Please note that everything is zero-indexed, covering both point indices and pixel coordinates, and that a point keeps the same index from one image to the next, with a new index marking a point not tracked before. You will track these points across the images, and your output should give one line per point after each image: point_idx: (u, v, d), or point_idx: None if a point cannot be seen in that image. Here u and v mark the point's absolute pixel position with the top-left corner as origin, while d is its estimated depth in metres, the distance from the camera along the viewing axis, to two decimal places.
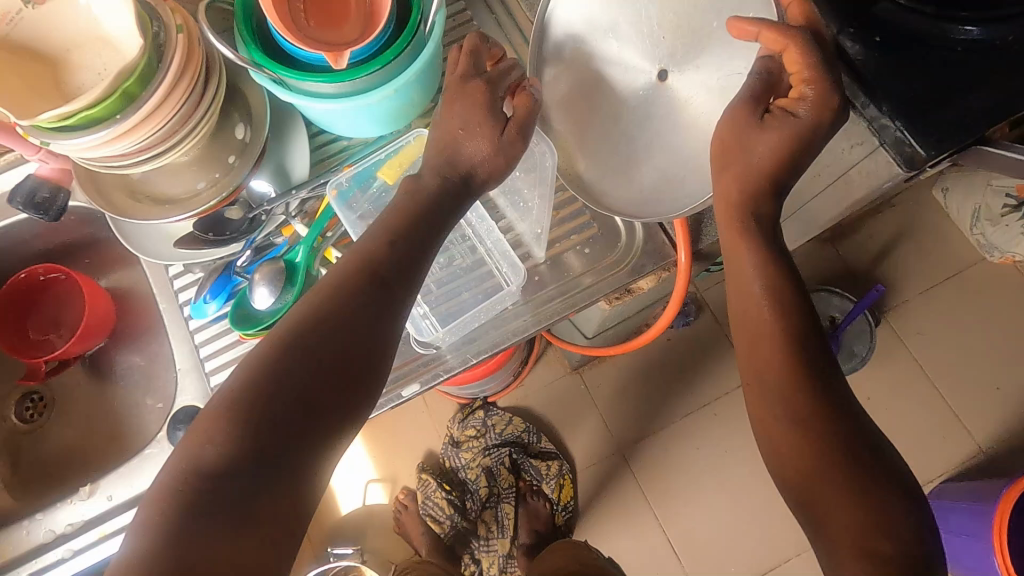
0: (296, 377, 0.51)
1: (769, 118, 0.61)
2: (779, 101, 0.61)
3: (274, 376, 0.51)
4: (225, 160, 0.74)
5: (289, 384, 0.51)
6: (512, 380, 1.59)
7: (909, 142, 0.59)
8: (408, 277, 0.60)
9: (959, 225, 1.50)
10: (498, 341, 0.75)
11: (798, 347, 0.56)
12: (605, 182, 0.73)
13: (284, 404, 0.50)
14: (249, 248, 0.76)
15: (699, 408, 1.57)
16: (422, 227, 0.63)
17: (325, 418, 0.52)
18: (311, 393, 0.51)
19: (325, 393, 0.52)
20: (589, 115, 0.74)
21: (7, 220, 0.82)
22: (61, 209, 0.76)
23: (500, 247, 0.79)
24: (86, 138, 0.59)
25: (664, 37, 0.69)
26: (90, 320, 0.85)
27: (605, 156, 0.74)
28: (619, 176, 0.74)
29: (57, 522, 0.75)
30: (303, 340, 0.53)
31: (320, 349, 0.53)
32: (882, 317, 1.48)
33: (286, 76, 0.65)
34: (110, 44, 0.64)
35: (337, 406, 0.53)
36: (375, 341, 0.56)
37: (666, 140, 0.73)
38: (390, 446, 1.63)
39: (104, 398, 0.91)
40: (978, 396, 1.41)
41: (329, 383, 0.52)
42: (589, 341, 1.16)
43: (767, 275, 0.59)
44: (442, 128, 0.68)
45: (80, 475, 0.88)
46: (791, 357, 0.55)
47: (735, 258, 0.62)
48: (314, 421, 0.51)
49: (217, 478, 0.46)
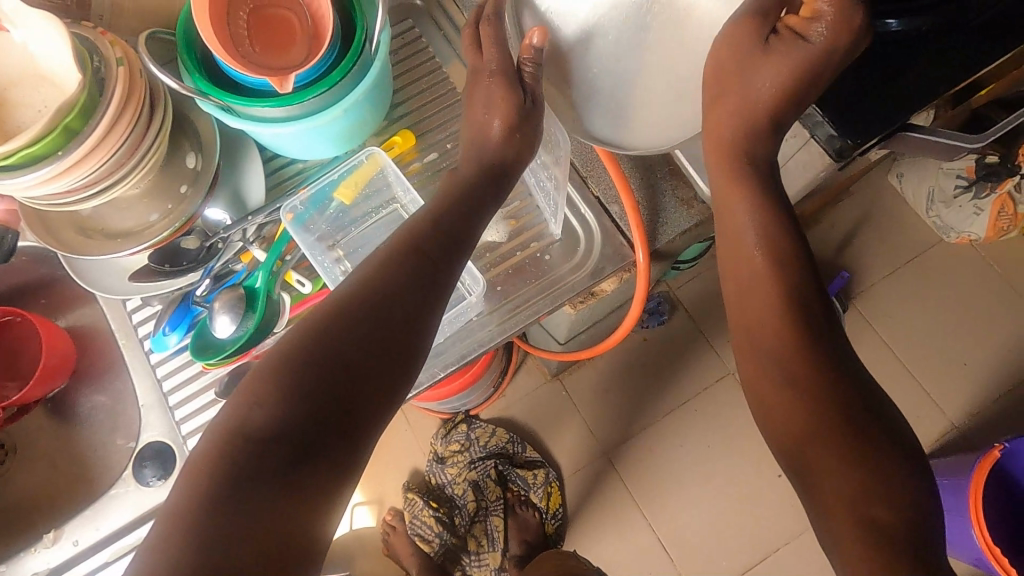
0: (315, 380, 0.51)
1: (775, 40, 0.62)
2: (790, 19, 0.63)
3: (298, 382, 0.50)
4: (177, 189, 0.73)
5: (303, 389, 0.50)
6: (493, 391, 1.59)
7: (835, 136, 0.62)
8: (441, 276, 0.60)
9: (915, 209, 1.55)
10: (464, 353, 0.75)
11: (802, 315, 0.57)
12: (595, 109, 0.71)
13: (297, 412, 0.49)
14: (207, 276, 0.75)
15: (679, 405, 1.58)
16: (452, 226, 0.63)
17: (342, 424, 0.51)
18: (342, 395, 0.51)
19: (345, 398, 0.52)
20: (582, 48, 0.70)
21: None
22: (12, 249, 0.74)
23: None
24: (29, 176, 0.58)
25: None
26: (49, 361, 0.84)
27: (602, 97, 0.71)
28: (609, 99, 0.70)
29: (24, 571, 0.73)
30: (334, 336, 0.53)
31: (354, 350, 0.53)
32: (849, 303, 1.52)
33: (233, 103, 0.65)
34: (48, 80, 0.63)
35: (358, 408, 0.52)
36: (409, 341, 0.56)
37: (661, 55, 0.69)
38: (375, 468, 1.61)
39: (69, 441, 0.89)
40: (946, 373, 1.45)
41: (360, 384, 0.53)
42: (563, 346, 1.16)
43: (764, 241, 0.60)
44: (473, 123, 0.72)
45: (46, 522, 0.85)
46: (780, 336, 0.56)
47: (730, 226, 0.63)
48: (344, 422, 0.51)
49: (246, 483, 0.46)
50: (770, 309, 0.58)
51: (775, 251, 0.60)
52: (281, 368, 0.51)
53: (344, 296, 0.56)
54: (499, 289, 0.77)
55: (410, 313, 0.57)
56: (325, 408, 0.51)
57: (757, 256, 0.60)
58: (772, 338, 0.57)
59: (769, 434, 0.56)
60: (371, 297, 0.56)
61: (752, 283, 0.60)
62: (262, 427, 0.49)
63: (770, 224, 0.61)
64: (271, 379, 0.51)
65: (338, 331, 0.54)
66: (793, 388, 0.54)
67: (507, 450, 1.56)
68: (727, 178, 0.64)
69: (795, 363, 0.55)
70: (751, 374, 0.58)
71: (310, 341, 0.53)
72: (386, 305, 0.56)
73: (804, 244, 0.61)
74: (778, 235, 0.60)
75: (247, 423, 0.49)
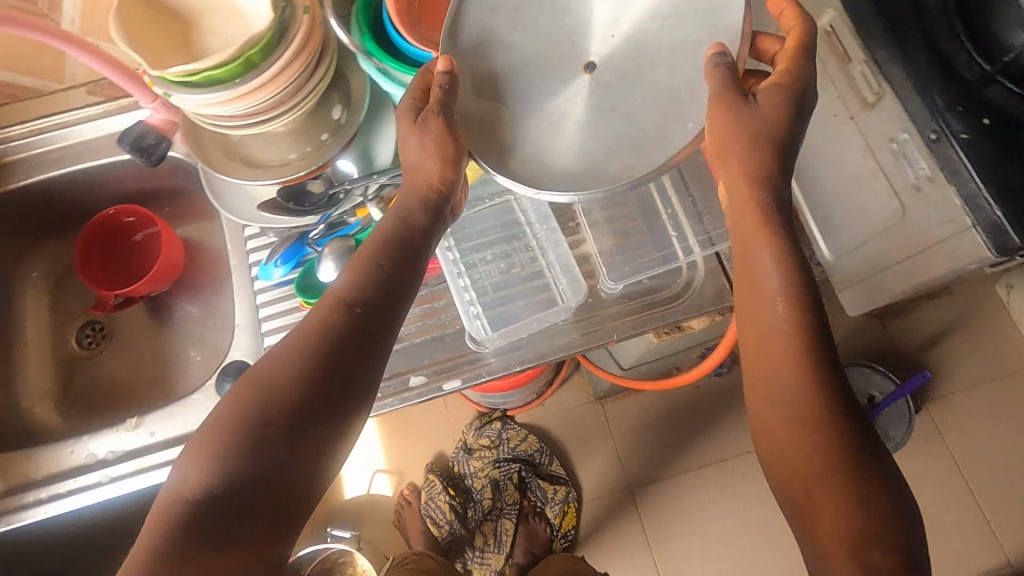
0: (252, 455, 0.47)
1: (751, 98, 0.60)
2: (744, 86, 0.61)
3: (216, 461, 0.47)
4: (318, 135, 0.78)
5: (245, 463, 0.47)
6: (534, 398, 1.59)
7: (1007, 230, 0.69)
8: (377, 328, 0.56)
9: (1019, 325, 1.45)
10: (544, 354, 0.76)
11: (822, 396, 0.51)
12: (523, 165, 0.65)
13: (225, 496, 0.46)
14: (324, 223, 0.79)
15: (716, 461, 1.54)
16: (394, 276, 0.58)
17: (283, 481, 0.48)
18: (281, 457, 0.48)
19: (283, 460, 0.48)
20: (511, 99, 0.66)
21: (109, 160, 0.87)
22: (162, 155, 0.80)
23: (563, 261, 0.80)
24: (203, 95, 0.64)
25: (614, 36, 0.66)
26: (165, 261, 0.90)
27: (554, 121, 0.68)
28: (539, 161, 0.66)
29: (100, 448, 0.78)
30: (253, 413, 0.49)
31: (282, 408, 0.50)
32: (922, 405, 1.43)
33: (390, 67, 0.69)
34: (240, 15, 0.69)
35: (299, 465, 0.49)
36: (351, 385, 0.53)
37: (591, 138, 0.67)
38: (405, 441, 1.65)
39: (159, 340, 0.95)
40: (1012, 505, 1.35)
41: (301, 439, 0.49)
42: (624, 370, 1.16)
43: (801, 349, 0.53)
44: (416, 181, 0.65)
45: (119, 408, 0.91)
46: (804, 410, 0.51)
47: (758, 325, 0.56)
48: (283, 484, 0.48)
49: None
50: (784, 381, 0.53)
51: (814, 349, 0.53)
52: (202, 460, 0.47)
53: (267, 371, 0.52)
54: (592, 302, 0.78)
55: (354, 372, 0.53)
56: (268, 478, 0.47)
57: (784, 340, 0.54)
58: (785, 420, 0.52)
59: (782, 496, 0.53)
60: (303, 368, 0.51)
61: (765, 369, 0.54)
62: (188, 516, 0.45)
63: (803, 298, 0.54)
64: (187, 486, 0.46)
65: (265, 403, 0.50)
66: (827, 463, 0.49)
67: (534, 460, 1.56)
68: (750, 263, 0.58)
69: (823, 439, 0.50)
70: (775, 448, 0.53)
71: (231, 422, 0.49)
72: (310, 375, 0.51)
73: (821, 318, 0.54)
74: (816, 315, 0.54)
75: (166, 518, 0.45)
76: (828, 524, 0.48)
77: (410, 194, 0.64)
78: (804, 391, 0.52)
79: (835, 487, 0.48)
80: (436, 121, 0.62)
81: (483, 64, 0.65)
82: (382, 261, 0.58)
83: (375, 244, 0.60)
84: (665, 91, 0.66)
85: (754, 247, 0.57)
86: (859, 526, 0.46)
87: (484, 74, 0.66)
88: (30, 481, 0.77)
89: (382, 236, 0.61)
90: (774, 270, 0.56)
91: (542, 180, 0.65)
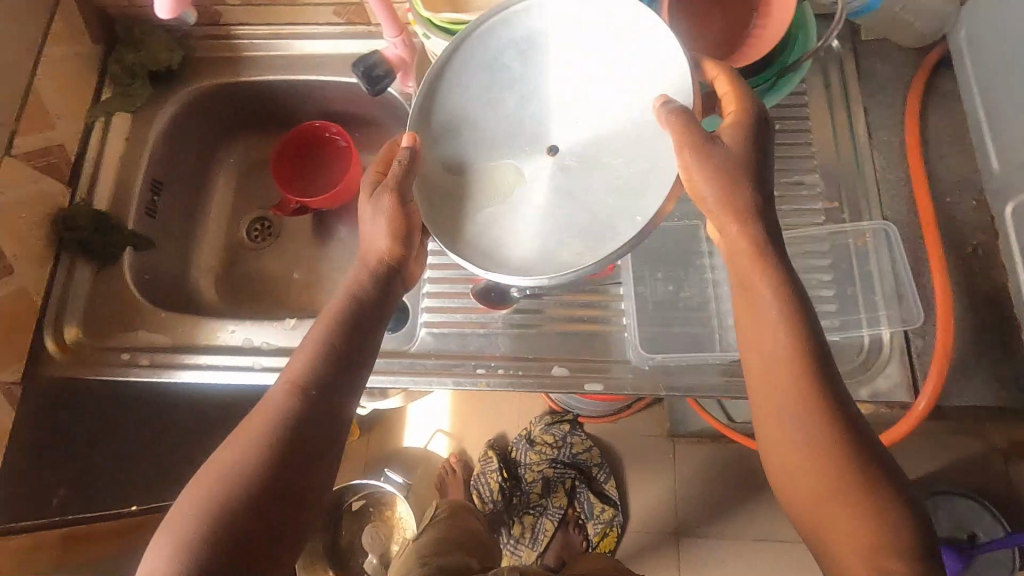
0: (232, 525, 0.49)
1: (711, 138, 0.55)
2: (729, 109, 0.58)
3: (199, 533, 0.49)
4: None
5: (223, 534, 0.49)
6: (612, 413, 1.55)
7: None
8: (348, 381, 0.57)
9: None
10: (691, 388, 0.73)
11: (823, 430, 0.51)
12: (484, 249, 0.60)
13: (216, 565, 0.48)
14: None
15: (775, 539, 1.46)
16: (356, 331, 0.58)
17: (273, 538, 0.51)
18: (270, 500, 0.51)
19: (253, 521, 0.50)
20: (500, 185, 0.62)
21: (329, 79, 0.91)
22: (384, 89, 0.83)
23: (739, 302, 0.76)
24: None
25: (575, 100, 0.62)
26: (348, 184, 0.94)
27: (521, 169, 0.62)
28: (494, 241, 0.61)
29: (257, 337, 0.82)
30: (216, 500, 0.50)
31: (266, 473, 0.52)
32: None
33: None
34: None
35: (294, 504, 0.52)
36: (325, 434, 0.55)
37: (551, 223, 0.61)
38: (473, 412, 1.68)
39: (315, 254, 1.01)
40: None
41: (292, 477, 0.52)
42: (731, 422, 1.11)
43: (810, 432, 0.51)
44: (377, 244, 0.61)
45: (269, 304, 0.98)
46: (813, 443, 0.51)
47: (762, 408, 0.54)
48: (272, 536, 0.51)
49: None
50: (788, 415, 0.52)
51: (788, 342, 0.53)
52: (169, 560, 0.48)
53: (229, 466, 0.52)
54: None
55: (321, 421, 0.55)
56: (251, 541, 0.50)
57: (778, 347, 0.53)
58: (783, 451, 0.52)
59: (799, 523, 0.53)
60: (262, 443, 0.53)
61: (782, 409, 0.53)
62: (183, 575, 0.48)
63: (803, 330, 0.53)
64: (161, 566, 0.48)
65: (231, 484, 0.51)
66: (825, 483, 0.50)
67: (587, 469, 1.54)
68: (749, 300, 0.56)
69: (818, 462, 0.51)
70: (806, 509, 0.52)
71: (194, 511, 0.50)
72: (270, 449, 0.52)
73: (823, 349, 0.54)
74: (810, 341, 0.53)
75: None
76: (847, 542, 0.49)
77: (362, 276, 0.61)
78: (798, 406, 0.52)
79: (859, 501, 0.49)
80: (389, 197, 0.60)
81: (450, 117, 0.63)
82: (332, 337, 0.57)
83: (327, 320, 0.58)
84: (613, 182, 0.60)
85: (757, 281, 0.55)
86: (869, 543, 0.48)
87: (446, 128, 0.63)
88: (189, 346, 0.82)
89: (329, 327, 0.58)
90: (772, 305, 0.54)
91: (506, 265, 0.59)
